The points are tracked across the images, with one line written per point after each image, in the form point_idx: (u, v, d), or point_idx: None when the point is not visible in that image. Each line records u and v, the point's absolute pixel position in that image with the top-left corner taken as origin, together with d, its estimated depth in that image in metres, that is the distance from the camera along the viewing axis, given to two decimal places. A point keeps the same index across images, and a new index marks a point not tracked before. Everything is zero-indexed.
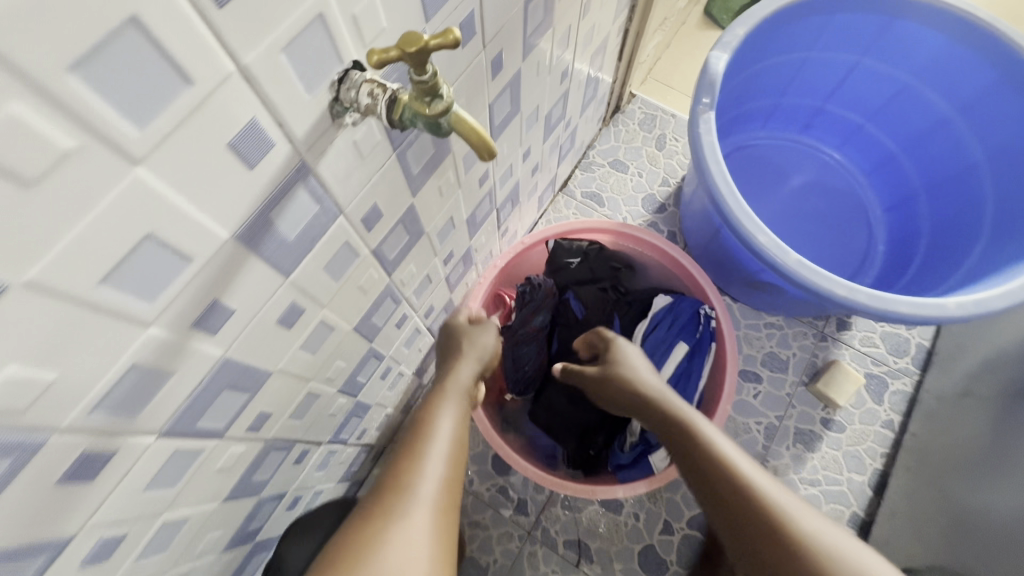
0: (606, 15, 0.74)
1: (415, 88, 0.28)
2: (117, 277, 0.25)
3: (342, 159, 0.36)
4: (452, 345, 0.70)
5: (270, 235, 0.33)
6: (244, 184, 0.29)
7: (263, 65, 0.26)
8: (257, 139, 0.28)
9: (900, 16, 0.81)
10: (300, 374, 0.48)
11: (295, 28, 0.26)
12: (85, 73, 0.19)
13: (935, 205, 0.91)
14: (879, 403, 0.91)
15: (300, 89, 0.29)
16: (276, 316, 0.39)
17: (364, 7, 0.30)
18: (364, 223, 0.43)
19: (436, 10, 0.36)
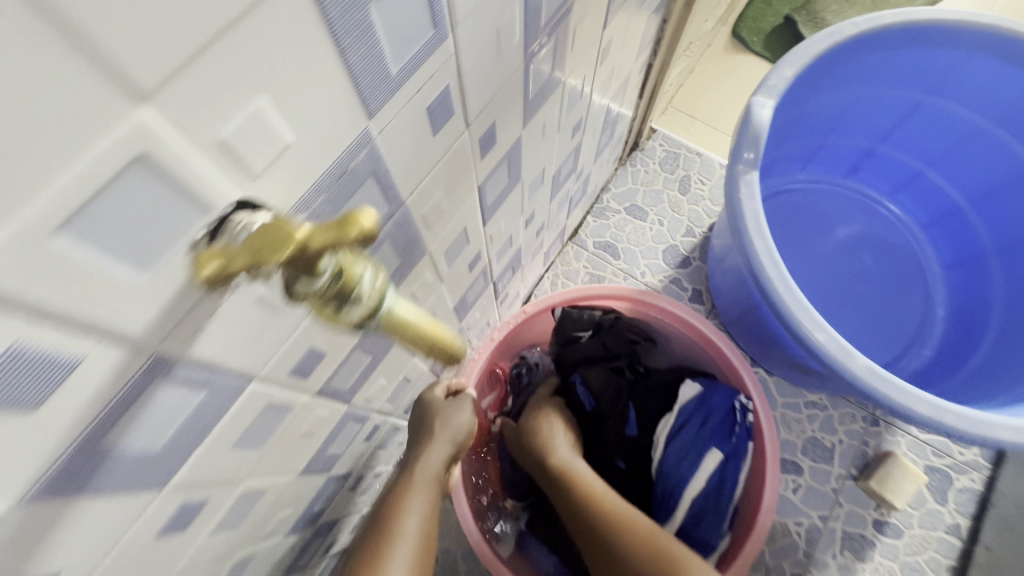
0: (628, 53, 0.61)
1: (330, 294, 0.21)
2: None
3: (240, 323, 0.24)
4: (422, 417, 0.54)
5: (112, 462, 0.21)
6: (28, 431, 0.17)
7: (12, 266, 0.14)
8: (36, 368, 0.16)
9: (980, 52, 0.68)
10: (218, 554, 0.36)
11: (79, 195, 0.14)
12: None
13: (1012, 270, 0.77)
14: (942, 502, 0.77)
15: (125, 272, 0.17)
16: (156, 528, 0.27)
17: (243, 125, 0.18)
18: (295, 373, 0.31)
19: (385, 99, 0.23)
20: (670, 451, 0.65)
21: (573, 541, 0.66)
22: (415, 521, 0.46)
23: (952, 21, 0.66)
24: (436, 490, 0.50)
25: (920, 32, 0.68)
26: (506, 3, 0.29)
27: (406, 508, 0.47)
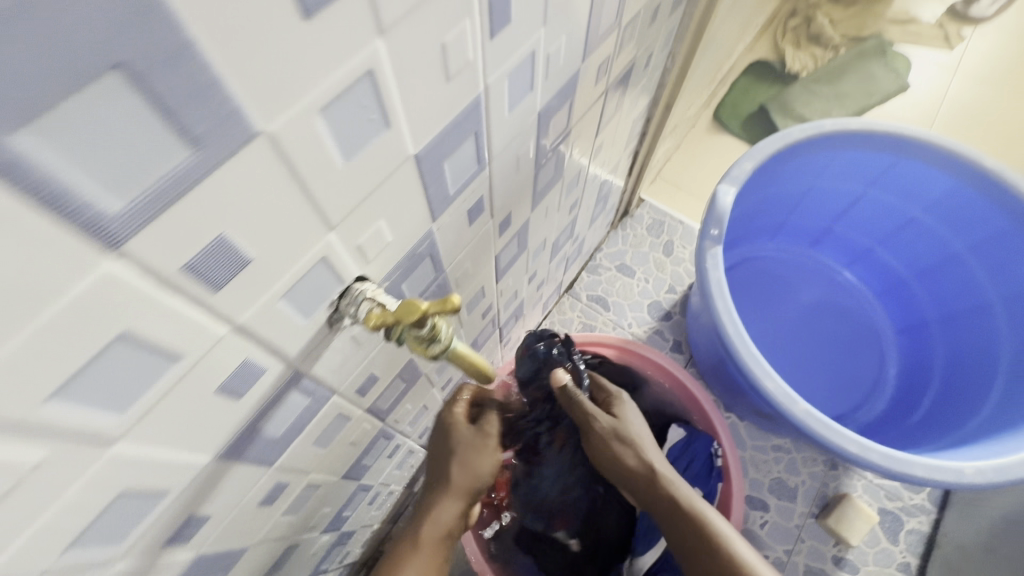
0: (616, 146, 0.76)
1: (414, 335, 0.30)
2: (84, 539, 0.24)
3: (339, 353, 0.35)
4: (438, 453, 0.55)
5: (257, 439, 0.32)
6: (231, 411, 0.28)
7: (259, 318, 0.26)
8: (248, 373, 0.27)
9: (907, 156, 0.83)
10: (280, 535, 0.46)
11: (293, 278, 0.26)
12: (67, 395, 0.19)
13: (951, 337, 0.89)
14: (894, 541, 0.86)
15: (298, 319, 0.29)
16: (258, 499, 0.38)
17: (368, 235, 0.30)
18: (358, 391, 0.42)
19: (443, 209, 0.36)
20: None
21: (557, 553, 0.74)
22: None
23: (884, 131, 0.81)
24: (445, 546, 0.51)
25: (859, 138, 0.82)
26: (523, 140, 0.42)
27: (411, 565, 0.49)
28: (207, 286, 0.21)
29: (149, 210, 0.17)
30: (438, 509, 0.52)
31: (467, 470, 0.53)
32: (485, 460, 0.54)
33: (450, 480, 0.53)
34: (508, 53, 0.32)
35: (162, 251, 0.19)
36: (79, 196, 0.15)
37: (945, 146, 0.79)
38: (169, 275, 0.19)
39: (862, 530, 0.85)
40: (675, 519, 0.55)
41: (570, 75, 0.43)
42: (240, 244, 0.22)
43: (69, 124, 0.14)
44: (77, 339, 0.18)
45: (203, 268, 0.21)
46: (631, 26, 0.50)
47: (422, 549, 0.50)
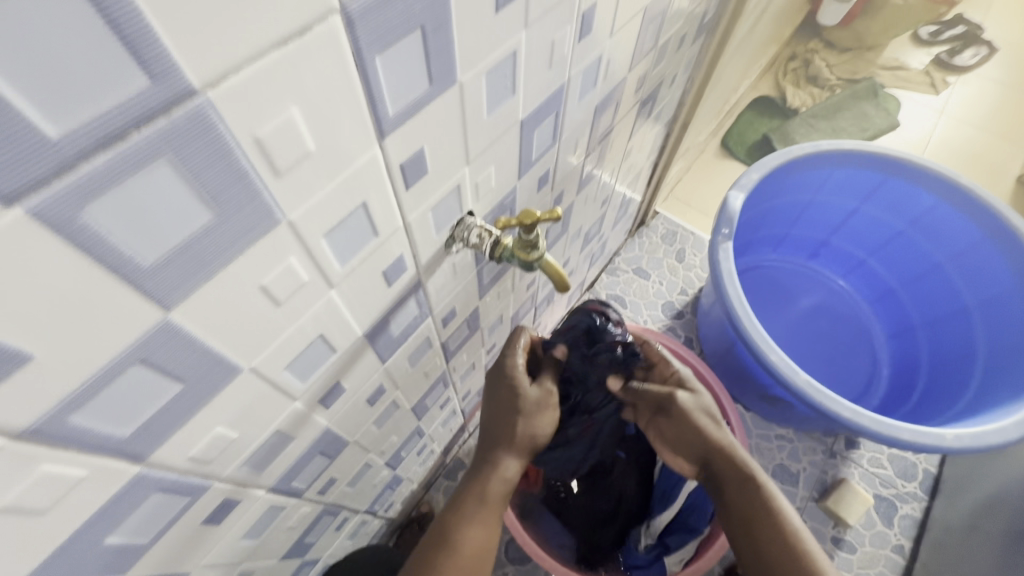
0: (641, 155, 0.88)
1: (522, 241, 0.41)
2: (294, 366, 0.33)
3: (442, 275, 0.45)
4: (497, 408, 0.58)
5: (385, 332, 0.42)
6: (382, 296, 0.38)
7: (417, 221, 0.36)
8: (399, 267, 0.38)
9: (894, 174, 0.95)
10: (365, 446, 0.55)
11: (441, 195, 0.36)
12: (330, 237, 0.29)
13: (936, 338, 0.99)
14: (888, 525, 0.93)
15: (432, 232, 0.39)
16: (367, 395, 0.47)
17: (483, 177, 0.41)
18: (442, 320, 0.52)
19: (526, 171, 0.47)
20: None
21: (582, 510, 0.83)
22: (483, 532, 0.52)
23: (874, 152, 0.93)
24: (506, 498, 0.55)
25: (851, 158, 0.94)
26: (581, 128, 0.53)
27: (481, 514, 0.53)
28: (404, 184, 0.32)
29: (403, 119, 0.28)
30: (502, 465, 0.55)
31: (532, 430, 0.57)
32: (541, 421, 0.58)
33: (516, 437, 0.56)
34: (585, 55, 0.43)
35: (397, 149, 0.29)
36: (382, 100, 0.26)
37: (927, 167, 0.91)
38: (393, 169, 0.30)
39: (859, 512, 0.91)
40: (746, 495, 0.56)
41: (618, 81, 0.55)
42: (427, 158, 0.32)
43: (395, 54, 0.25)
44: (347, 198, 0.28)
45: (408, 170, 0.31)
46: (664, 49, 0.62)
47: (488, 502, 0.53)
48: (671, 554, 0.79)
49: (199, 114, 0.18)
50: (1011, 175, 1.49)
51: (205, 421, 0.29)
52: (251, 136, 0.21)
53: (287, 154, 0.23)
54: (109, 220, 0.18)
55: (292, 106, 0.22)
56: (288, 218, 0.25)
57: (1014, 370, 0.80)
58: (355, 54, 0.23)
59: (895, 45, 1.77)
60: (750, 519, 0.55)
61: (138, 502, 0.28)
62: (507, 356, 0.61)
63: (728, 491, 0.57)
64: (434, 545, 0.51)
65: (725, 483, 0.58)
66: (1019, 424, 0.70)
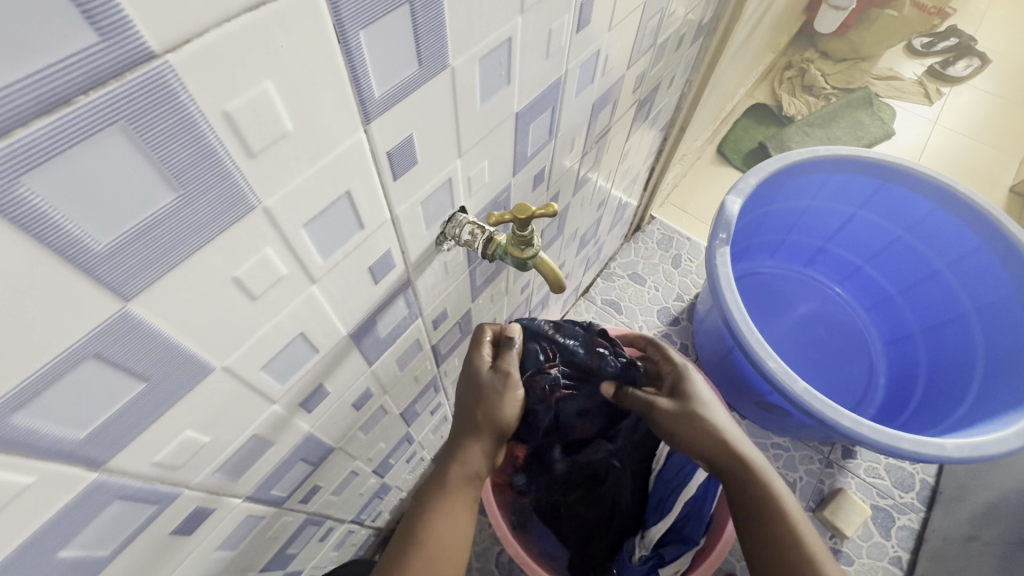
0: (638, 158, 0.87)
1: (516, 238, 0.39)
2: (272, 366, 0.31)
3: (433, 274, 0.44)
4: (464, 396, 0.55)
5: (371, 332, 0.40)
6: (368, 294, 0.36)
7: (406, 214, 0.34)
8: (386, 263, 0.36)
9: (891, 180, 0.94)
10: (351, 452, 0.53)
11: (431, 188, 0.35)
12: (311, 227, 0.27)
13: (934, 345, 0.98)
14: (886, 536, 0.92)
15: (422, 227, 0.37)
16: (352, 399, 0.45)
17: (475, 171, 0.39)
18: (432, 322, 0.50)
19: (521, 167, 0.46)
20: (671, 462, 0.82)
21: (576, 521, 0.80)
22: (452, 524, 0.48)
23: (871, 158, 0.93)
24: (474, 489, 0.51)
25: (849, 163, 0.94)
26: (577, 126, 0.52)
27: (448, 506, 0.49)
28: (392, 174, 0.30)
29: (390, 102, 0.26)
30: (466, 455, 0.52)
31: (494, 415, 0.53)
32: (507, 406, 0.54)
33: (480, 424, 0.53)
34: (582, 48, 0.42)
35: (384, 134, 0.28)
36: (368, 80, 0.24)
37: (924, 173, 0.91)
38: (379, 157, 0.28)
39: (858, 522, 0.90)
40: (749, 491, 0.54)
41: (616, 79, 0.53)
42: (417, 147, 0.31)
43: (381, 29, 0.23)
44: (329, 186, 0.26)
45: (396, 157, 0.29)
46: (662, 49, 0.61)
47: (451, 492, 0.50)
48: (667, 565, 0.77)
49: (157, 79, 0.16)
50: (1003, 186, 1.50)
51: (172, 424, 0.27)
52: (220, 110, 0.19)
53: (262, 132, 0.21)
54: (53, 194, 0.16)
55: (266, 78, 0.20)
56: (264, 204, 0.23)
57: (1012, 378, 0.79)
58: (336, 26, 0.21)
59: (888, 56, 1.79)
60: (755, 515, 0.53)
61: (97, 511, 0.26)
62: (474, 351, 0.58)
63: (734, 485, 0.55)
64: (399, 542, 0.48)
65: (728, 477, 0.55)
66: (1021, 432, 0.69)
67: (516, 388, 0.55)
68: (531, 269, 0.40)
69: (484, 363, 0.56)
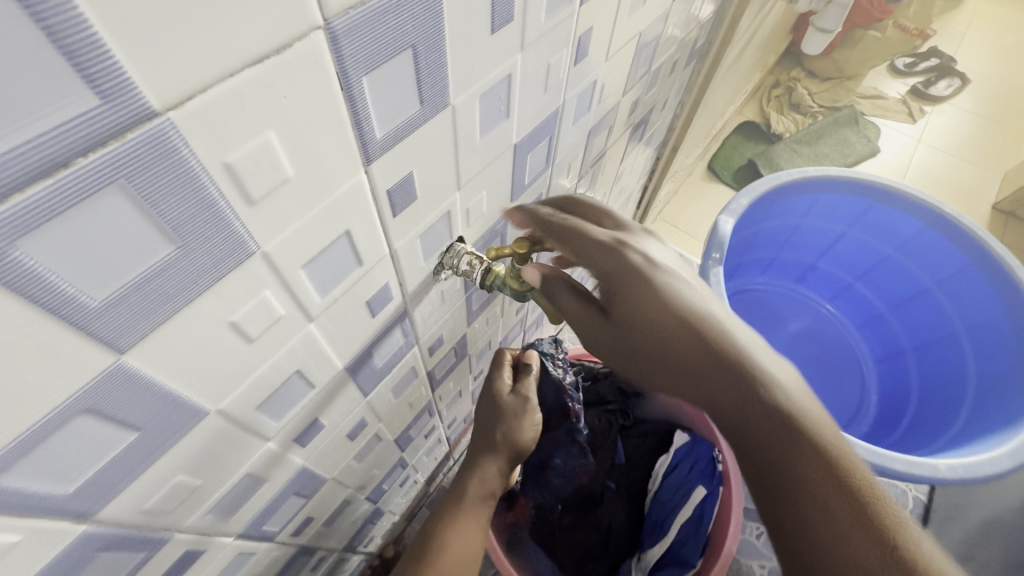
0: (632, 178, 0.87)
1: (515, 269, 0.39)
2: (267, 405, 0.31)
3: (430, 303, 0.43)
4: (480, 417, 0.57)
5: (367, 364, 0.39)
6: (366, 327, 0.36)
7: (404, 248, 0.34)
8: (383, 297, 0.35)
9: (880, 201, 0.96)
10: (344, 481, 0.52)
11: (430, 222, 0.35)
12: (309, 268, 0.27)
13: (924, 363, 0.99)
14: None
15: (420, 259, 0.37)
16: (347, 429, 0.44)
17: (474, 202, 0.39)
18: (429, 349, 0.50)
19: (518, 195, 0.46)
20: (668, 483, 0.84)
21: (571, 545, 0.79)
22: (469, 541, 0.49)
23: (860, 179, 0.94)
24: (489, 508, 0.53)
25: (839, 184, 0.95)
26: (573, 153, 0.52)
27: (465, 523, 0.49)
28: (392, 211, 0.30)
29: (391, 142, 0.26)
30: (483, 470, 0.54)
31: (513, 436, 0.55)
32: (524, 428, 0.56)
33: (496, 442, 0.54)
34: (580, 79, 0.42)
35: (385, 174, 0.27)
36: (370, 124, 0.24)
37: (911, 194, 0.92)
38: (379, 196, 0.28)
39: None
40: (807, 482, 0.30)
41: (611, 105, 0.54)
42: (416, 183, 0.30)
43: (383, 74, 0.23)
44: (328, 227, 0.26)
45: (395, 195, 0.29)
46: (656, 75, 0.62)
47: (466, 508, 0.51)
48: None
49: (159, 137, 0.16)
50: (986, 203, 1.53)
51: (163, 471, 0.26)
52: (221, 161, 0.19)
53: (263, 182, 0.21)
54: (49, 254, 0.16)
55: (268, 128, 0.20)
56: (262, 249, 0.23)
57: (1001, 396, 0.81)
58: (340, 74, 0.21)
59: (873, 75, 1.83)
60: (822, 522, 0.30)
61: (84, 562, 0.25)
62: (494, 374, 0.60)
63: (799, 463, 0.30)
64: (412, 555, 0.47)
65: (785, 460, 0.31)
66: (1012, 453, 0.70)
67: (533, 411, 0.57)
68: (530, 300, 0.40)
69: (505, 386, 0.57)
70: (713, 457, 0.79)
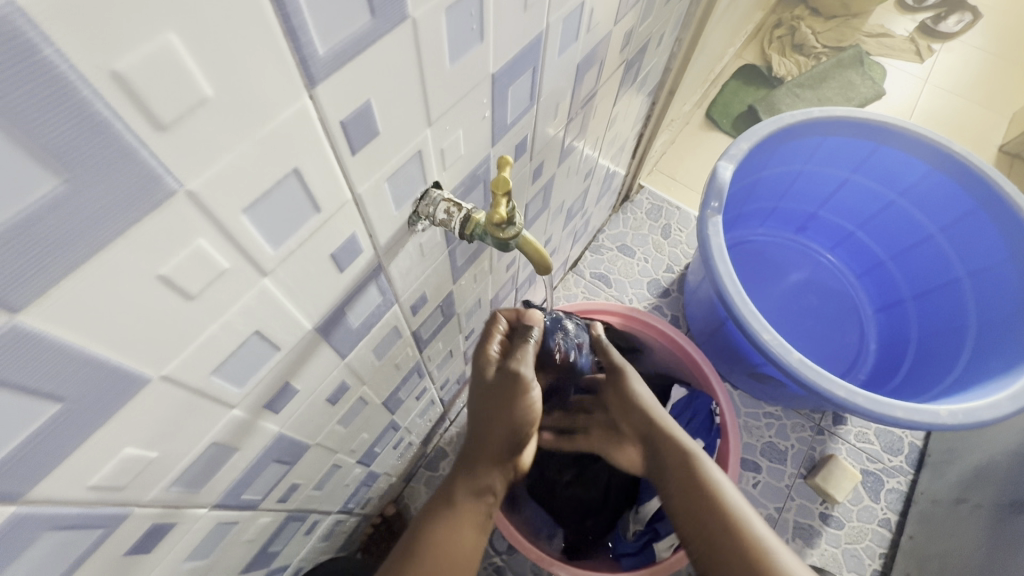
0: (626, 124, 0.83)
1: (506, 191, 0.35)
2: (224, 369, 0.28)
3: (408, 257, 0.40)
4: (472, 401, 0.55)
5: (341, 323, 0.36)
6: (334, 284, 0.33)
7: (370, 194, 0.30)
8: (351, 249, 0.32)
9: (886, 142, 0.91)
10: (331, 447, 0.50)
11: (398, 163, 0.31)
12: (253, 213, 0.23)
13: (924, 309, 0.97)
14: (875, 499, 0.93)
15: (391, 206, 0.33)
16: (327, 394, 0.42)
17: (449, 142, 0.35)
18: (412, 308, 0.47)
19: (501, 136, 0.41)
20: None
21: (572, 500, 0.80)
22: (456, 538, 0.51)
23: (866, 119, 0.89)
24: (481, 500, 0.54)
25: (843, 125, 0.90)
26: (562, 90, 0.48)
27: (456, 519, 0.51)
28: (349, 147, 0.26)
29: (338, 62, 0.22)
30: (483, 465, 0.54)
31: (510, 423, 0.52)
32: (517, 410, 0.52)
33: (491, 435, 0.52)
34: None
35: (334, 101, 0.23)
36: (307, 34, 0.20)
37: (919, 133, 0.88)
38: (332, 128, 0.24)
39: (847, 486, 0.90)
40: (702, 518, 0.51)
41: (602, 37, 0.49)
42: (376, 115, 0.26)
43: None
44: (269, 162, 0.22)
45: (352, 129, 0.25)
46: (651, 2, 0.56)
47: (459, 505, 0.52)
48: (661, 540, 0.74)
49: (7, 27, 0.12)
50: (993, 145, 1.48)
51: (103, 444, 0.23)
52: (107, 71, 0.15)
53: (172, 100, 0.17)
54: None
55: (167, 28, 0.16)
56: (187, 187, 0.19)
57: (1005, 342, 0.79)
58: None
59: (880, 11, 1.73)
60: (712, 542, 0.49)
61: (27, 545, 0.23)
62: (483, 345, 0.56)
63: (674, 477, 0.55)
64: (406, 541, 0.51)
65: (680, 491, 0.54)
66: (1013, 397, 0.68)
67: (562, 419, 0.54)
68: (515, 251, 0.34)
69: (492, 367, 0.52)
70: (711, 411, 0.83)
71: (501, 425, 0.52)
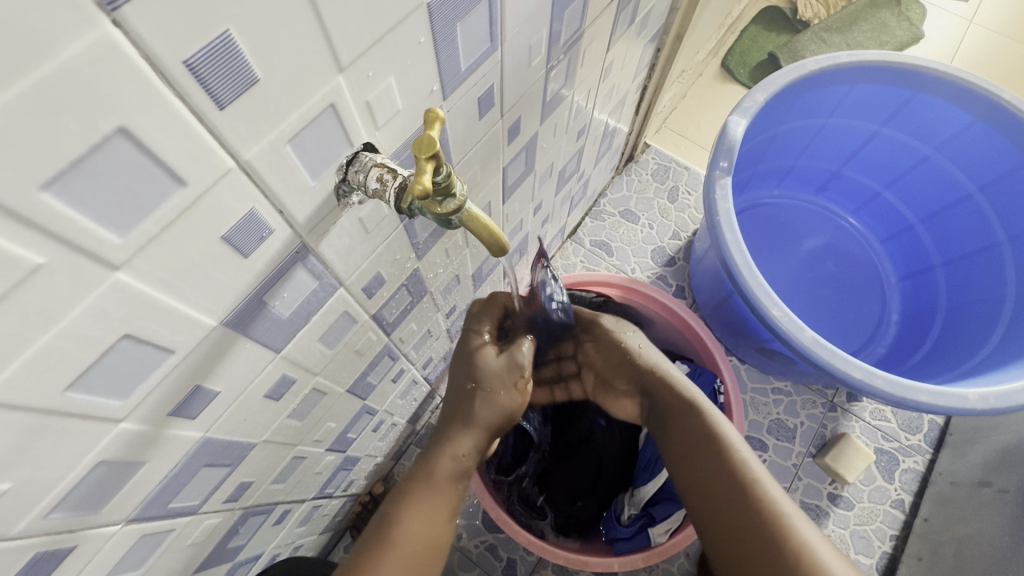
0: (626, 73, 0.74)
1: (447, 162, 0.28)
2: (86, 382, 0.23)
3: (346, 235, 0.34)
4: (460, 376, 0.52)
5: (263, 315, 0.31)
6: (238, 273, 0.27)
7: (265, 159, 0.24)
8: (253, 228, 0.26)
9: (924, 90, 0.81)
10: (286, 441, 0.46)
11: (305, 118, 0.24)
12: (63, 190, 0.17)
13: (954, 278, 0.89)
14: (889, 480, 0.88)
15: (305, 176, 0.27)
16: (264, 390, 0.37)
17: (378, 93, 0.28)
18: (364, 291, 0.41)
19: (454, 87, 0.34)
20: None
21: (565, 485, 0.78)
22: (426, 522, 0.46)
23: (899, 65, 0.79)
24: (460, 488, 0.49)
25: (875, 71, 0.80)
26: (535, 30, 0.40)
27: (433, 506, 0.47)
28: (211, 99, 0.20)
29: None
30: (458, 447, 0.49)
31: (485, 400, 0.50)
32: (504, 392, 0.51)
33: (472, 415, 0.50)
34: None
35: (156, 28, 0.17)
36: None
37: (962, 79, 0.77)
38: (168, 72, 0.18)
39: (859, 466, 0.85)
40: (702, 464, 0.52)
41: None
42: (246, 57, 0.20)
43: None
44: (69, 116, 0.16)
45: (206, 71, 0.19)
46: None
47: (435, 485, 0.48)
48: (656, 525, 0.70)
49: None
50: None
51: None
52: None
53: None
54: None
55: None
56: None
57: None
58: None
59: None
60: (725, 513, 0.48)
61: None
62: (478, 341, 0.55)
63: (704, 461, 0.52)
64: (370, 536, 0.46)
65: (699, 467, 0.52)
66: None
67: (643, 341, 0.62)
68: (456, 226, 0.28)
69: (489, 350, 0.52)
70: (715, 388, 0.78)
71: (488, 404, 0.50)
